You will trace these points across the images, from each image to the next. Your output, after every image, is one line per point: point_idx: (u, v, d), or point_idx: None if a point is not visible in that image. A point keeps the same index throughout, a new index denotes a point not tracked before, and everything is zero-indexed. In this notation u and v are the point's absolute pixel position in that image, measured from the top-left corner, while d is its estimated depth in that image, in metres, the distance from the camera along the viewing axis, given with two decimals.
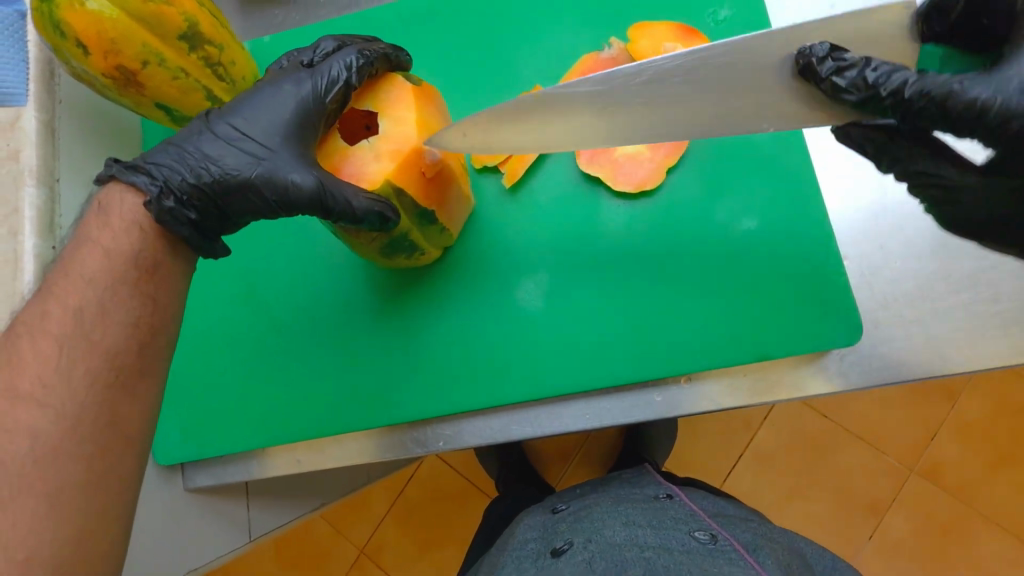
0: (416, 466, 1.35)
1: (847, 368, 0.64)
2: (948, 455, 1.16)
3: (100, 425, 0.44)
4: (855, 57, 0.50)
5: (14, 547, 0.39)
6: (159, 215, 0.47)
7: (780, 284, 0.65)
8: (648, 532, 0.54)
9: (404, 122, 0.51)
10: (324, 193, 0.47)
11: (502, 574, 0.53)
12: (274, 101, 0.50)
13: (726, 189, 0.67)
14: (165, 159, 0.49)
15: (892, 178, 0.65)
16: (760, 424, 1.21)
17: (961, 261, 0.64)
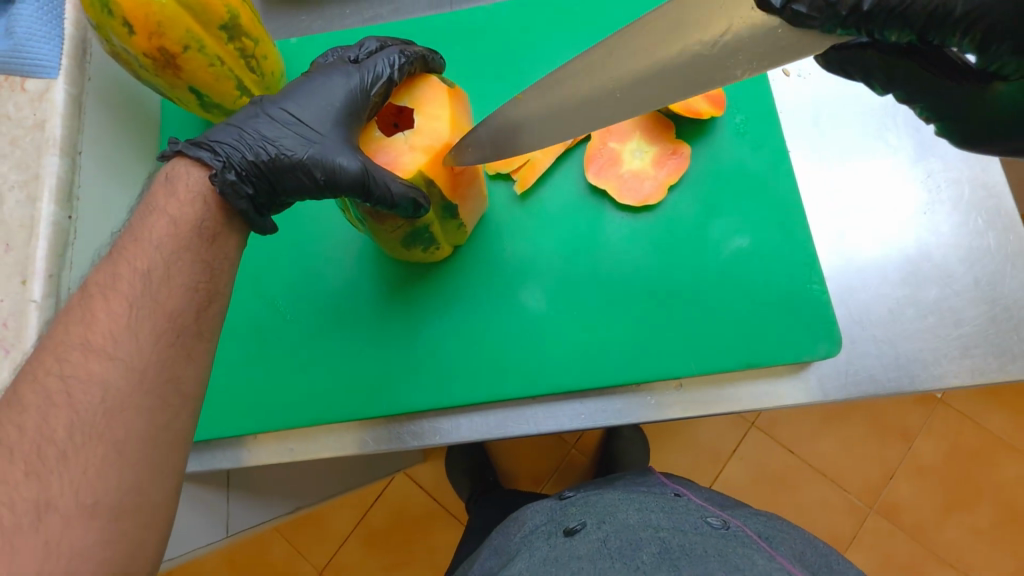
0: (384, 485, 1.34)
1: (825, 380, 0.69)
2: (905, 496, 1.21)
3: (163, 380, 0.44)
4: None
5: (84, 492, 0.39)
6: (221, 188, 0.49)
7: (766, 299, 0.70)
8: (660, 517, 0.63)
9: (436, 118, 0.54)
10: (368, 176, 0.50)
11: (526, 548, 0.62)
12: (324, 91, 0.53)
13: (720, 209, 0.73)
14: (226, 138, 0.51)
15: (859, 221, 0.73)
16: (729, 458, 1.26)
17: (926, 290, 0.71)
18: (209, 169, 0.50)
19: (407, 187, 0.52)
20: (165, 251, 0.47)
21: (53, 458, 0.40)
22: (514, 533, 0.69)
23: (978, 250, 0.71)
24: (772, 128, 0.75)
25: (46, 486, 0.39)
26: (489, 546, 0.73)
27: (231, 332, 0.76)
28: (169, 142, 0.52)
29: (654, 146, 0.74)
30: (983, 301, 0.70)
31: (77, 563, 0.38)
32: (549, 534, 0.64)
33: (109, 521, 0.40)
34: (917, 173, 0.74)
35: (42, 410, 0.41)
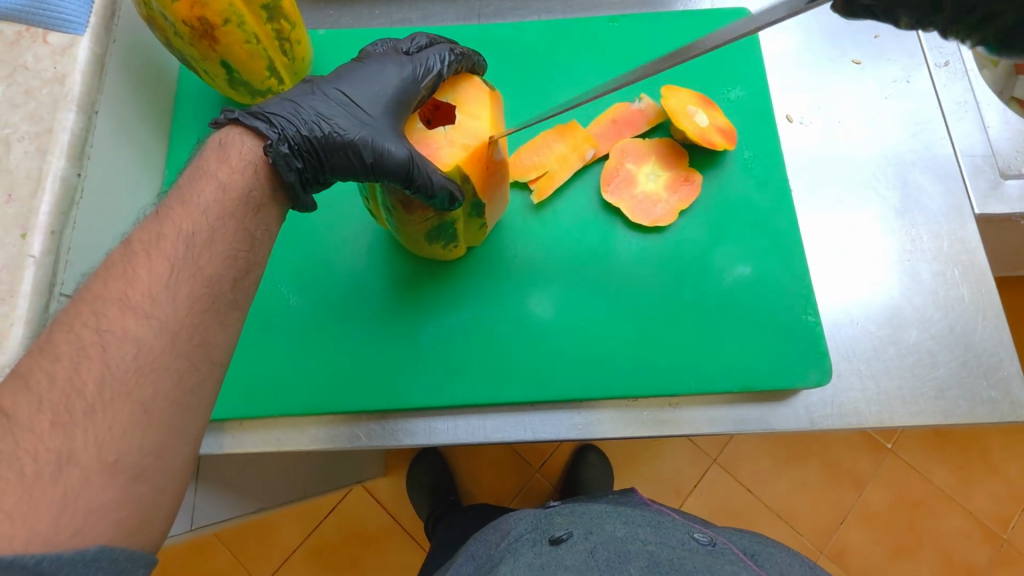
0: (337, 497, 1.29)
1: (815, 408, 0.73)
2: (854, 542, 1.25)
3: (194, 344, 0.44)
4: None
5: (107, 448, 0.39)
6: (274, 159, 0.49)
7: (764, 326, 0.74)
8: (647, 530, 0.63)
9: (479, 117, 0.55)
10: (414, 163, 0.51)
11: (508, 556, 0.60)
12: (378, 78, 0.55)
13: (725, 237, 0.77)
14: (281, 110, 0.51)
15: (843, 264, 0.78)
16: (690, 492, 1.29)
17: (907, 332, 0.75)
18: (263, 139, 0.49)
19: (446, 180, 0.54)
20: (211, 216, 0.47)
21: (80, 411, 0.39)
22: (496, 538, 0.67)
23: (952, 299, 0.77)
24: (777, 167, 0.79)
25: (70, 439, 0.38)
26: (465, 550, 0.71)
27: None
28: (222, 110, 0.51)
29: (667, 171, 0.78)
30: (956, 346, 0.75)
31: (93, 520, 0.37)
32: (534, 541, 0.62)
33: (128, 480, 0.39)
34: (901, 224, 0.80)
35: (74, 361, 0.40)
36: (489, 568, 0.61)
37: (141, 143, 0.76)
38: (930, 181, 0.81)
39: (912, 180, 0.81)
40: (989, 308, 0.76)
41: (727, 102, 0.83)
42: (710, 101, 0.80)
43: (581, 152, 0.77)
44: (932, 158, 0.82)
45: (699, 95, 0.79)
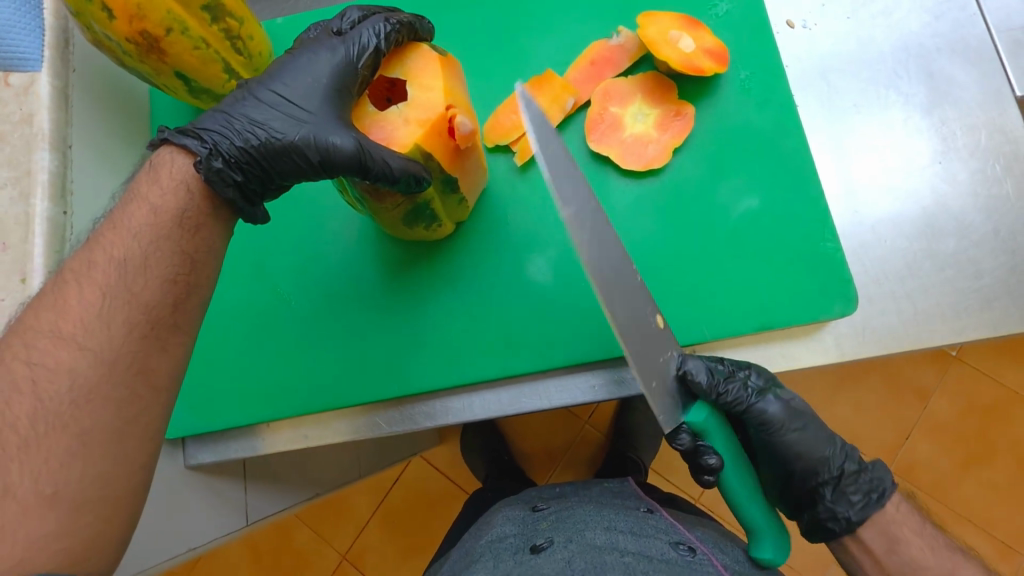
0: (400, 468, 1.34)
1: (841, 338, 0.68)
2: (921, 455, 1.20)
3: (134, 370, 0.47)
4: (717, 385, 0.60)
5: (44, 480, 0.42)
6: (206, 174, 0.50)
7: (777, 259, 0.69)
8: (627, 538, 0.64)
9: (431, 88, 0.52)
10: (363, 153, 0.49)
11: (487, 564, 0.63)
12: (311, 68, 0.53)
13: (728, 170, 0.71)
14: (214, 124, 0.51)
15: (857, 182, 0.71)
16: None
17: (945, 243, 0.68)
18: (195, 156, 0.50)
19: (408, 161, 0.51)
20: (143, 241, 0.48)
21: (14, 445, 0.42)
22: (480, 541, 0.71)
23: (994, 198, 0.69)
24: (778, 83, 0.72)
25: (7, 474, 0.41)
26: (458, 549, 0.76)
27: (232, 320, 0.76)
28: (157, 131, 0.52)
29: (656, 108, 0.72)
30: (1002, 250, 0.68)
31: (43, 546, 0.41)
32: (515, 550, 0.65)
33: (71, 509, 0.42)
34: (928, 124, 0.71)
35: (5, 397, 0.43)
36: (471, 565, 0.65)
37: (122, 166, 0.76)
38: (961, 68, 0.72)
39: (939, 70, 0.72)
40: None
41: (716, 19, 0.75)
42: (696, 20, 0.73)
43: (561, 102, 0.72)
44: (964, 42, 0.72)
45: (681, 17, 0.72)
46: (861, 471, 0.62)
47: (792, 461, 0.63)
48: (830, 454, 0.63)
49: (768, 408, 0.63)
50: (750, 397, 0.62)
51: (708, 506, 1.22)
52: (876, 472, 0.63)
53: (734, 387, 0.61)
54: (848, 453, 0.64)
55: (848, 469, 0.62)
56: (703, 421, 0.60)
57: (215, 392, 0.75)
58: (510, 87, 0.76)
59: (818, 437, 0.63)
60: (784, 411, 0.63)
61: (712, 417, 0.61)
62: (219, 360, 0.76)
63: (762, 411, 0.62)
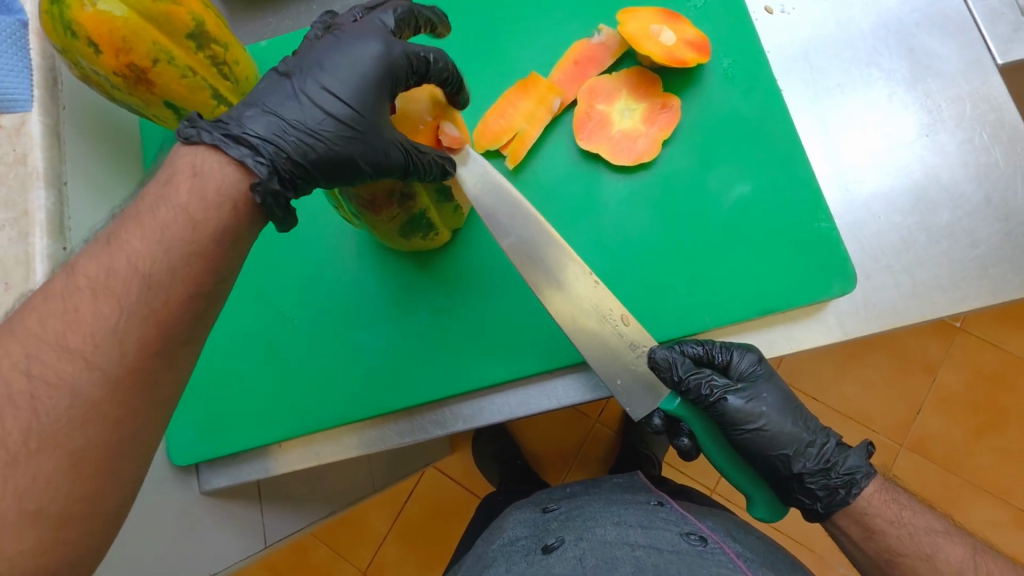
0: (415, 480, 1.34)
1: (843, 317, 0.68)
2: (933, 428, 1.20)
3: (135, 391, 0.44)
4: (685, 377, 0.61)
5: (24, 505, 0.39)
6: (262, 198, 0.48)
7: (773, 243, 0.70)
8: (637, 532, 0.64)
9: (423, 104, 0.58)
10: (413, 163, 0.53)
11: (499, 566, 0.64)
12: (356, 69, 0.51)
13: (717, 158, 0.72)
14: (265, 131, 0.48)
15: (845, 160, 0.71)
16: None
17: (938, 215, 0.69)
18: (252, 174, 0.47)
19: (440, 159, 0.56)
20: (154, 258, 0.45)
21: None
22: (492, 546, 0.71)
23: (985, 166, 0.69)
24: (760, 68, 0.73)
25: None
26: (473, 553, 0.76)
27: (237, 344, 0.77)
28: (195, 128, 0.47)
29: (641, 103, 0.73)
30: (996, 218, 0.68)
31: None
32: (527, 550, 0.65)
33: (79, 542, 0.42)
34: (914, 98, 0.72)
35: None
36: (485, 570, 0.65)
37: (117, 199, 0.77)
38: (941, 41, 0.72)
39: (919, 45, 0.73)
40: None
41: (695, 10, 0.75)
42: (675, 12, 0.73)
43: (548, 103, 0.73)
44: (942, 15, 0.73)
45: (660, 10, 0.73)
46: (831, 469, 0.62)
47: (763, 457, 0.63)
48: (796, 455, 0.62)
49: (732, 411, 0.63)
50: (721, 391, 0.62)
51: (723, 496, 1.22)
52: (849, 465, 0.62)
53: (704, 380, 0.61)
54: (823, 446, 0.63)
55: (816, 470, 0.62)
56: (677, 408, 0.64)
57: (225, 417, 0.76)
58: (496, 93, 0.77)
59: (788, 439, 0.63)
60: (751, 413, 0.63)
61: (685, 404, 0.64)
62: (225, 384, 0.76)
63: (731, 405, 0.62)
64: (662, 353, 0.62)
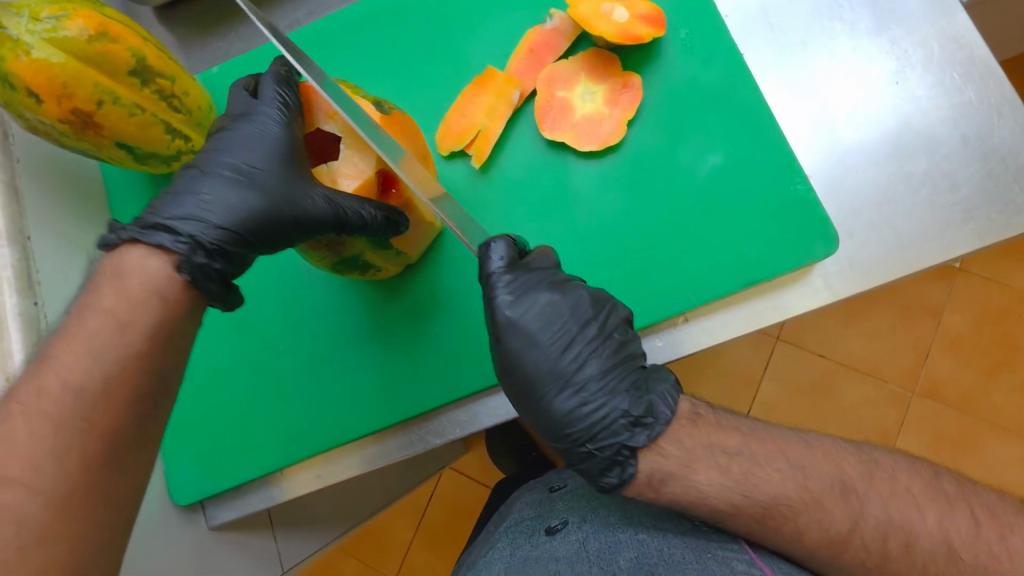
0: (433, 483, 1.34)
1: (831, 277, 0.67)
2: (943, 372, 1.18)
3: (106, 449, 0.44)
4: (520, 272, 0.59)
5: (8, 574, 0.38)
6: (191, 274, 0.51)
7: (751, 212, 0.69)
8: (643, 511, 0.60)
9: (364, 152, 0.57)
10: (337, 210, 0.55)
11: (503, 547, 0.64)
12: (250, 133, 0.57)
13: (685, 133, 0.70)
14: (183, 211, 0.53)
15: (815, 119, 0.70)
16: (761, 377, 1.22)
17: (917, 163, 0.67)
18: (173, 254, 0.51)
19: (379, 209, 0.57)
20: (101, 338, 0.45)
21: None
22: (500, 526, 0.71)
23: (959, 106, 0.67)
24: (720, 34, 0.71)
25: None
26: (481, 537, 0.76)
27: (226, 376, 0.76)
28: (107, 229, 0.51)
29: (602, 84, 0.71)
30: (977, 158, 0.67)
31: None
32: (532, 532, 0.65)
33: None
34: (881, 45, 0.70)
35: None
36: (489, 551, 0.65)
37: (87, 245, 0.76)
38: None
39: None
40: (1002, 104, 0.67)
41: None
42: None
43: (507, 97, 0.71)
44: None
45: None
46: (610, 426, 0.54)
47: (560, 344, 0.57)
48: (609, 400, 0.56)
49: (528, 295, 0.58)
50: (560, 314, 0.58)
51: None
52: (635, 424, 0.53)
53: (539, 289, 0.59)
54: (608, 410, 0.55)
55: (599, 438, 0.54)
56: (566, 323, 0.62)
57: (222, 451, 0.75)
58: (455, 92, 0.75)
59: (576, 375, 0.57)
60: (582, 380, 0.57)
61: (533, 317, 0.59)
62: (215, 417, 0.76)
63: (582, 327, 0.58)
64: (494, 249, 0.59)
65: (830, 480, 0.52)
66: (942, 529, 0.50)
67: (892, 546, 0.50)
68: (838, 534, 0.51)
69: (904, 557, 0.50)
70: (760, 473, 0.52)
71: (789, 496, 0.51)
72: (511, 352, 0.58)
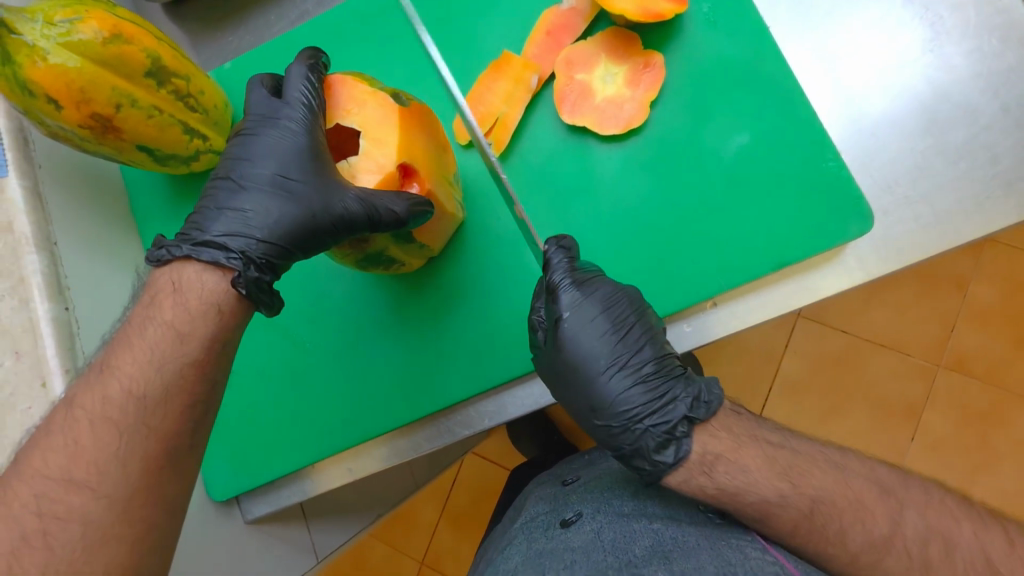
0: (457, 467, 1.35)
1: (864, 256, 0.66)
2: (971, 345, 1.16)
3: None
4: (571, 271, 0.62)
5: None
6: (246, 288, 0.52)
7: (781, 192, 0.67)
8: (656, 503, 0.60)
9: (383, 144, 0.55)
10: (372, 209, 0.54)
11: (517, 542, 0.62)
12: (276, 138, 0.57)
13: (711, 112, 0.68)
14: (229, 227, 0.54)
15: (845, 92, 0.67)
16: (783, 352, 1.20)
17: (953, 134, 0.65)
18: (228, 270, 0.53)
19: (412, 204, 0.56)
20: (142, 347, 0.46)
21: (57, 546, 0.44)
22: (513, 523, 0.69)
23: (996, 72, 0.65)
24: (744, 7, 0.68)
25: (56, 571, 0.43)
26: (489, 539, 0.75)
27: (254, 374, 0.77)
28: (159, 250, 0.53)
29: (623, 65, 0.69)
30: (1016, 128, 0.64)
31: None
32: (544, 526, 0.63)
33: None
34: (913, 10, 0.67)
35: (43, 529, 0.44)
36: (502, 550, 0.63)
37: (112, 246, 0.77)
38: None
39: None
40: None
41: None
42: None
43: (525, 82, 0.70)
44: None
45: None
46: (668, 406, 0.57)
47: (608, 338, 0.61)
48: (659, 392, 0.58)
49: (573, 292, 0.61)
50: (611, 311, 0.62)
51: None
52: (694, 402, 0.57)
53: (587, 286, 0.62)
54: (660, 399, 0.58)
55: (650, 421, 0.57)
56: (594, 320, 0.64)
57: (254, 448, 0.77)
58: (471, 78, 0.73)
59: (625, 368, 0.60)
60: (632, 372, 0.59)
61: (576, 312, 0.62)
62: (246, 415, 0.77)
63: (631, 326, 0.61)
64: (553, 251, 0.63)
65: (867, 481, 0.53)
66: (979, 540, 0.50)
67: (930, 552, 0.50)
68: (880, 536, 0.51)
69: (940, 562, 0.50)
70: (787, 469, 0.54)
71: (833, 497, 0.52)
72: (571, 334, 0.61)
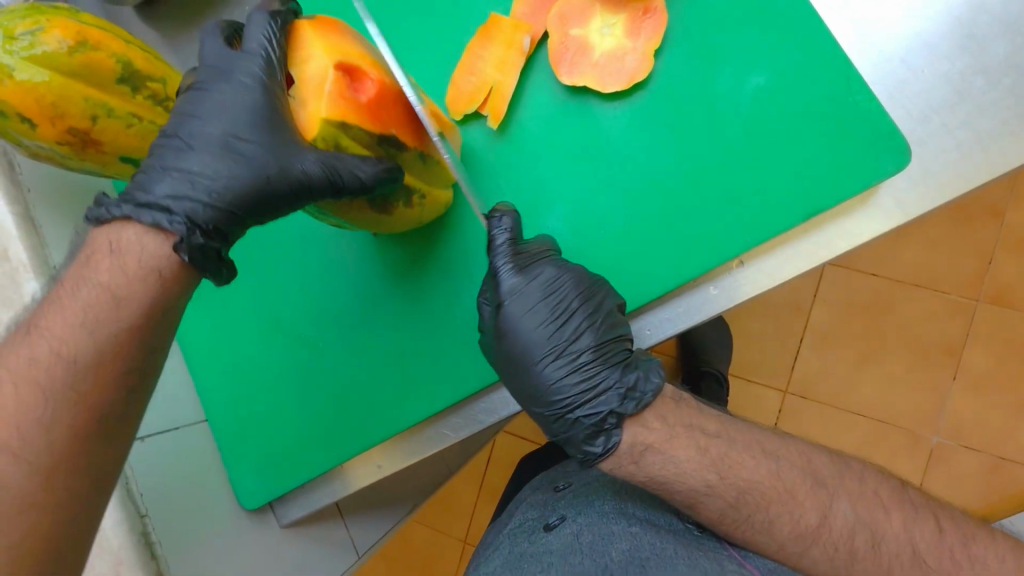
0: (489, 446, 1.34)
1: (900, 196, 0.60)
2: (1011, 275, 1.09)
3: None
4: (515, 258, 0.62)
5: None
6: (190, 254, 0.48)
7: (805, 134, 0.62)
8: (637, 508, 0.64)
9: (313, 59, 0.49)
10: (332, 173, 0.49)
11: (504, 548, 0.64)
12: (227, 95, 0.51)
13: (721, 56, 0.63)
14: (172, 186, 0.49)
15: (866, 16, 0.61)
16: (812, 303, 1.14)
17: (993, 48, 0.58)
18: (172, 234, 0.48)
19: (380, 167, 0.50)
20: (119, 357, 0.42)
21: None
22: (503, 528, 0.71)
23: None
24: None
25: None
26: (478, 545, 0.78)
27: (273, 379, 0.76)
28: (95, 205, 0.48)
29: (621, 14, 0.64)
30: None
31: None
32: (530, 531, 0.66)
33: None
34: None
35: None
36: (490, 554, 0.66)
37: None
38: None
39: None
40: None
41: None
42: None
43: (517, 45, 0.65)
44: None
45: None
46: (599, 397, 0.60)
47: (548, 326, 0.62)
48: (597, 383, 0.60)
49: (511, 283, 0.62)
50: (552, 299, 0.62)
51: (796, 394, 1.14)
52: (625, 394, 0.59)
53: (532, 276, 0.62)
54: (598, 389, 0.60)
55: (585, 407, 0.60)
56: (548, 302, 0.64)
57: (281, 454, 0.76)
58: (460, 48, 0.69)
59: (563, 355, 0.61)
60: (569, 360, 0.61)
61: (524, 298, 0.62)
62: (269, 421, 0.76)
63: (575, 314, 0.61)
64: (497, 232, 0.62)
65: (804, 473, 0.58)
66: (903, 530, 0.56)
67: (859, 543, 0.56)
68: (811, 527, 0.56)
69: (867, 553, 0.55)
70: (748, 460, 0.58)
71: (761, 486, 0.57)
72: (510, 319, 0.62)
